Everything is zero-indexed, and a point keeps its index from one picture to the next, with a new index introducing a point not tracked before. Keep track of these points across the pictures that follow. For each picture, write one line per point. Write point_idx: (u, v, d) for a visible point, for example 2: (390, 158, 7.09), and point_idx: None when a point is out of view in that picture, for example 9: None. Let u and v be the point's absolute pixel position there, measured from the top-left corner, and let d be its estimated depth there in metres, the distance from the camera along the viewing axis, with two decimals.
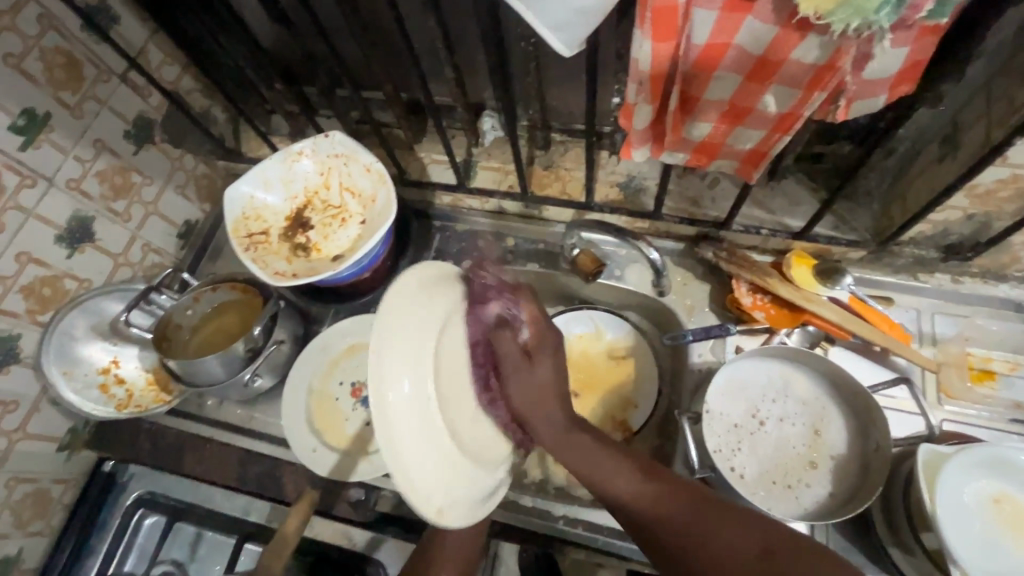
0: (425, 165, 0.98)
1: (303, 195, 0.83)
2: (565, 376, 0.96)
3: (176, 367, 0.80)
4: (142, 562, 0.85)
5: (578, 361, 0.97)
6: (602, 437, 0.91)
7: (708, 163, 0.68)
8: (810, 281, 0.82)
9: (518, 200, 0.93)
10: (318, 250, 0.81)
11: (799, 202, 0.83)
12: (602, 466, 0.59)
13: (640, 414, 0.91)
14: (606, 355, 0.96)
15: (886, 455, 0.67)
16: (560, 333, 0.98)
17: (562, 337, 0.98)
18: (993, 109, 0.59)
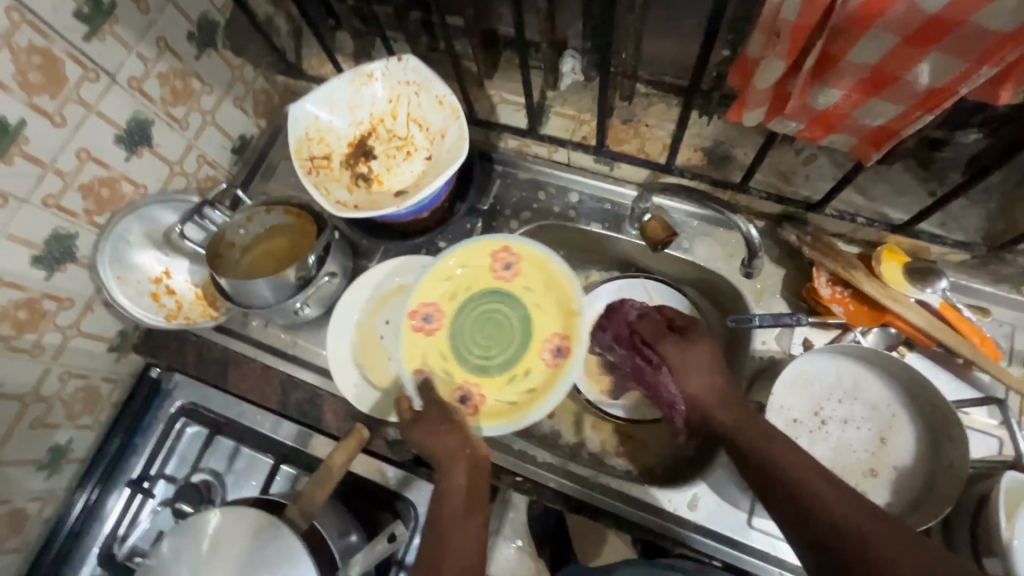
0: (494, 105, 0.91)
1: (369, 122, 0.78)
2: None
3: (229, 286, 0.79)
4: (183, 467, 0.88)
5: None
6: (643, 411, 0.89)
7: (822, 135, 0.61)
8: (899, 280, 0.76)
9: (590, 153, 0.87)
10: (379, 183, 0.77)
11: (904, 191, 0.76)
12: (757, 432, 0.65)
13: None
14: None
15: (960, 475, 0.64)
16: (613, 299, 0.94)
17: (615, 303, 0.94)
18: None
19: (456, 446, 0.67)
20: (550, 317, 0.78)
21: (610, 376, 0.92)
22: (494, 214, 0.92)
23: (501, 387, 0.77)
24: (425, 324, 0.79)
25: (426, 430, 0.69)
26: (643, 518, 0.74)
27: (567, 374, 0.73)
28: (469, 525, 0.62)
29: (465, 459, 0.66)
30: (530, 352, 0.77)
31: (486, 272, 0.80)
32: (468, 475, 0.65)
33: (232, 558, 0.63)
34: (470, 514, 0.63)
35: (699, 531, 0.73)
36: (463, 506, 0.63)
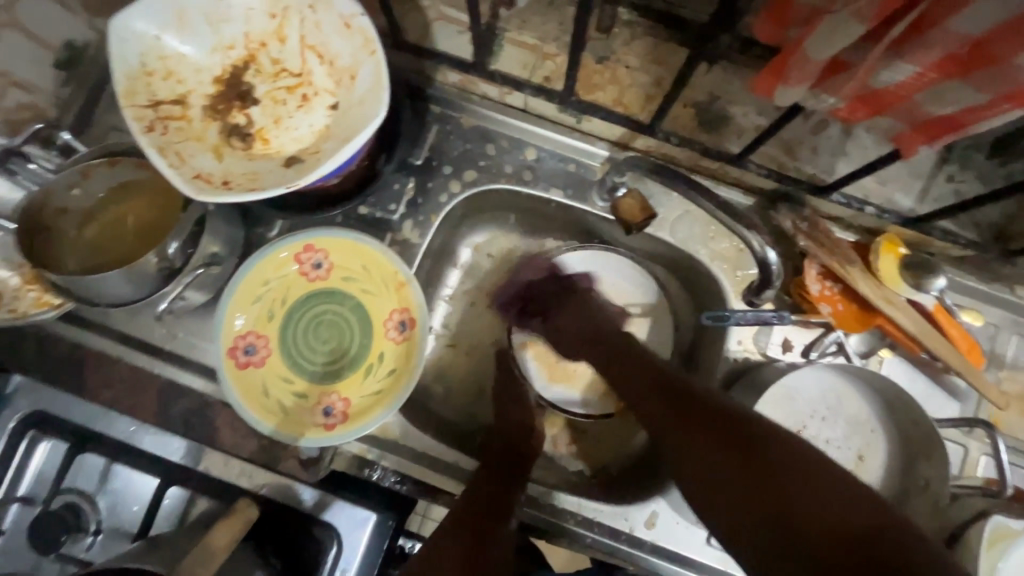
0: (428, 22, 0.68)
1: (243, 47, 0.54)
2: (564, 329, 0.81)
3: (60, 280, 0.58)
4: (42, 487, 0.70)
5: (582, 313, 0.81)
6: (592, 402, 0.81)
7: (864, 117, 0.46)
8: (894, 276, 0.67)
9: (553, 101, 0.67)
10: (263, 139, 0.55)
11: (921, 174, 0.64)
12: (669, 399, 0.59)
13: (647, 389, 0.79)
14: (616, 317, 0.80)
15: (936, 500, 0.59)
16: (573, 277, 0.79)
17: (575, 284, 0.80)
18: None
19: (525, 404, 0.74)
20: (382, 296, 0.69)
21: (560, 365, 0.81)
22: (430, 172, 0.73)
23: (359, 382, 0.68)
24: (252, 354, 0.66)
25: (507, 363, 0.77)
26: (596, 540, 0.67)
27: (421, 344, 0.67)
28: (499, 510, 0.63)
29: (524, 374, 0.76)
30: (375, 336, 0.69)
31: (279, 273, 0.68)
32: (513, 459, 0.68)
33: None
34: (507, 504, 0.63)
35: (656, 551, 0.67)
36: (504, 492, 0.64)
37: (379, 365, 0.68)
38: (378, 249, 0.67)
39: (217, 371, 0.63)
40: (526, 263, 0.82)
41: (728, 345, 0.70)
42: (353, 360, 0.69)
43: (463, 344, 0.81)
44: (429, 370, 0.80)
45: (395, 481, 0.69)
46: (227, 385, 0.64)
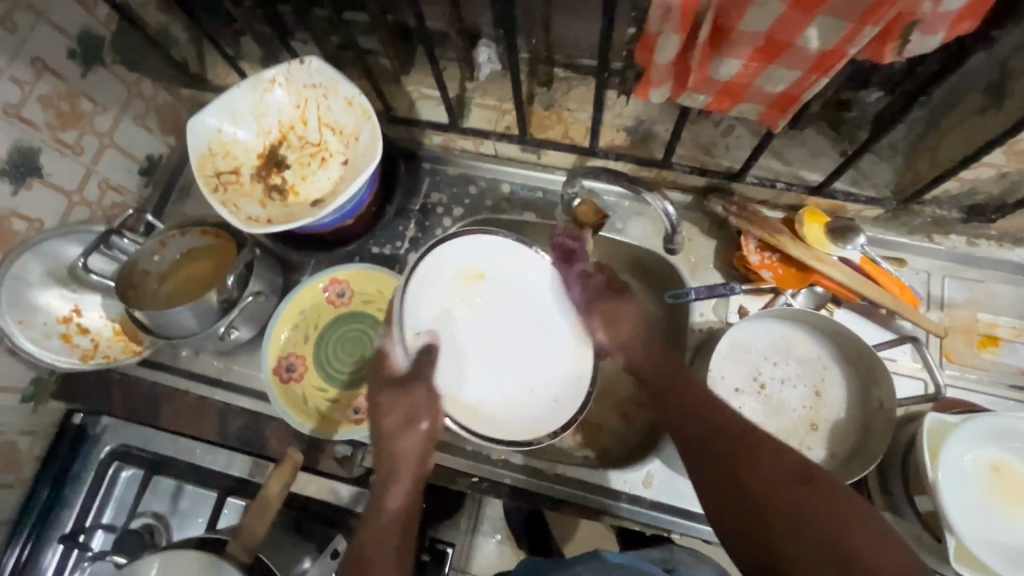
0: (413, 101, 0.89)
1: (278, 131, 0.74)
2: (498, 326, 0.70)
3: (146, 319, 0.74)
4: (122, 514, 0.83)
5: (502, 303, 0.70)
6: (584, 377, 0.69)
7: (731, 106, 0.62)
8: (821, 240, 0.78)
9: (515, 142, 0.86)
10: (295, 193, 0.73)
11: (820, 153, 0.78)
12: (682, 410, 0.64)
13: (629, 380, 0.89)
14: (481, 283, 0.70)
15: (890, 416, 0.66)
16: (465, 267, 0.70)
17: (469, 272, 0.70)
18: None
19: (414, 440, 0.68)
20: None
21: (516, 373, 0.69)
22: (426, 213, 0.90)
23: None
24: (292, 372, 0.81)
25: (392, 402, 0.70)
26: (600, 501, 0.74)
27: None
28: (397, 552, 0.61)
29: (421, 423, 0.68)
30: None
31: (316, 304, 0.84)
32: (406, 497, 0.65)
33: None
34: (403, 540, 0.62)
35: (655, 506, 0.74)
36: (398, 531, 0.63)
37: None
38: (388, 272, 0.83)
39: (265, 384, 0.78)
40: None
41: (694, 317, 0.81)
42: None
43: None
44: None
45: None
46: (273, 396, 0.78)
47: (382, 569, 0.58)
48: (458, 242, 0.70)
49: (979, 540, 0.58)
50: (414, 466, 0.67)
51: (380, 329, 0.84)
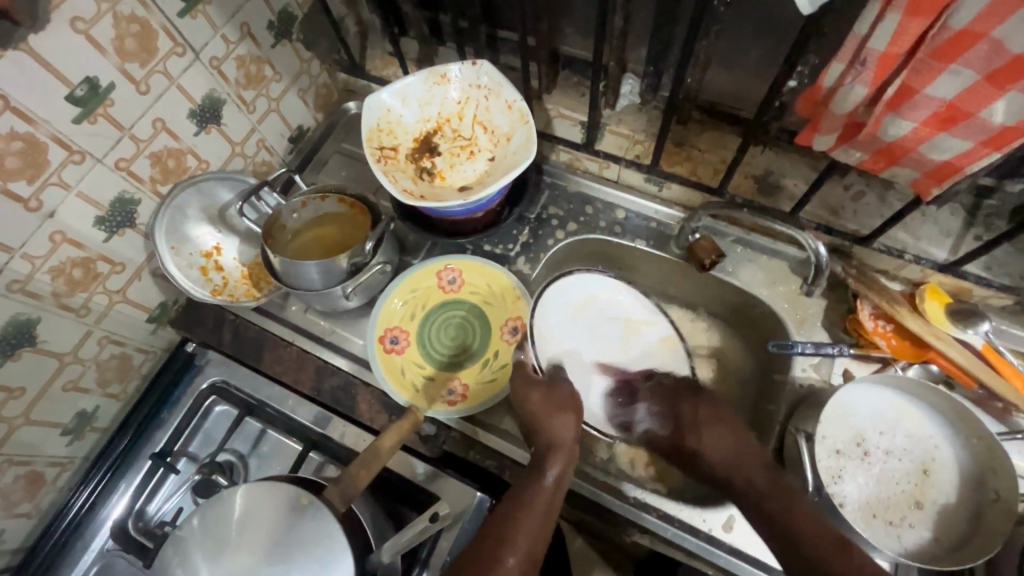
0: (550, 118, 0.96)
1: (436, 120, 0.80)
2: (568, 348, 0.88)
3: (281, 266, 0.80)
4: (207, 446, 0.87)
5: (597, 325, 0.90)
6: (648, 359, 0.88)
7: (885, 167, 0.63)
8: (942, 319, 0.77)
9: (642, 171, 0.90)
10: (442, 177, 0.79)
11: (951, 233, 0.78)
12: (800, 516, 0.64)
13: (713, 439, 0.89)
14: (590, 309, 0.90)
15: (1011, 511, 0.63)
16: (580, 297, 0.90)
17: (586, 298, 0.90)
18: None
19: (545, 486, 0.69)
20: (500, 306, 0.87)
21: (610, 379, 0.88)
22: (541, 223, 0.95)
23: (476, 373, 0.84)
24: (395, 346, 0.85)
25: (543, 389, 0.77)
26: (676, 534, 0.73)
27: (529, 346, 0.83)
28: (541, 525, 0.66)
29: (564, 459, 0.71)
30: (492, 338, 0.86)
31: (428, 288, 0.89)
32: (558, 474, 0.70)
33: (266, 534, 0.63)
34: (549, 512, 0.68)
35: (733, 552, 0.71)
36: (546, 504, 0.68)
37: (493, 360, 0.85)
38: (504, 271, 0.87)
39: (371, 351, 0.82)
40: None
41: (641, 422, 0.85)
42: (472, 356, 0.86)
43: None
44: None
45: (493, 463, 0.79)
46: (375, 364, 0.82)
47: (524, 537, 0.65)
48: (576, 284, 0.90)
49: None
50: (567, 453, 0.71)
51: (484, 322, 0.88)
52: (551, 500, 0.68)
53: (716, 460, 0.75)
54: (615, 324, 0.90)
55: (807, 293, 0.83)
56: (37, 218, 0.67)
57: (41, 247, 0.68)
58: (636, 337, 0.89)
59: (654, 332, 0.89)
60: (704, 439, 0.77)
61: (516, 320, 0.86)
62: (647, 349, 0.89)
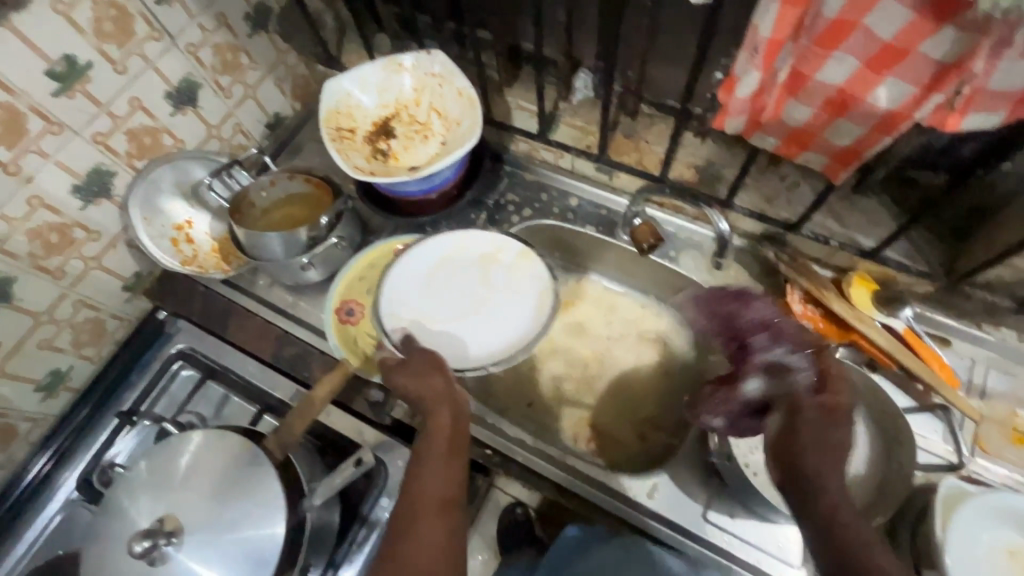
0: (509, 110, 1.01)
1: (394, 106, 0.86)
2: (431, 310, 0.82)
3: (245, 238, 0.86)
4: (172, 408, 0.93)
5: (453, 278, 0.84)
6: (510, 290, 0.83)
7: (797, 152, 0.68)
8: (867, 304, 0.81)
9: (592, 161, 0.96)
10: (396, 159, 0.85)
11: (878, 222, 0.81)
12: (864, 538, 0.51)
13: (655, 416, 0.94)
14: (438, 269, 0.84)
15: (909, 481, 0.66)
16: (434, 261, 0.85)
17: (443, 256, 0.85)
18: None
19: (440, 427, 0.64)
20: None
21: (473, 326, 0.81)
22: (498, 209, 1.00)
23: None
24: (350, 317, 0.90)
25: (406, 369, 0.70)
26: (601, 498, 0.77)
27: None
28: (450, 468, 0.62)
29: (446, 414, 0.65)
30: None
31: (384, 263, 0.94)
32: (451, 416, 0.65)
33: (207, 479, 0.67)
34: (454, 454, 0.63)
35: (654, 517, 0.75)
36: (446, 447, 0.64)
37: None
38: None
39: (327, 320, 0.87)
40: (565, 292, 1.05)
41: (748, 381, 0.68)
42: None
43: None
44: None
45: None
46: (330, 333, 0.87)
47: (432, 488, 0.60)
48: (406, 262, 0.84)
49: None
50: (447, 399, 0.66)
51: None
52: (450, 439, 0.64)
53: (805, 467, 0.56)
54: (472, 270, 0.84)
55: (717, 267, 0.91)
56: (15, 183, 0.73)
57: (18, 210, 0.74)
58: (495, 269, 0.84)
59: (509, 255, 0.84)
60: (806, 437, 0.58)
61: None
62: (506, 276, 0.83)
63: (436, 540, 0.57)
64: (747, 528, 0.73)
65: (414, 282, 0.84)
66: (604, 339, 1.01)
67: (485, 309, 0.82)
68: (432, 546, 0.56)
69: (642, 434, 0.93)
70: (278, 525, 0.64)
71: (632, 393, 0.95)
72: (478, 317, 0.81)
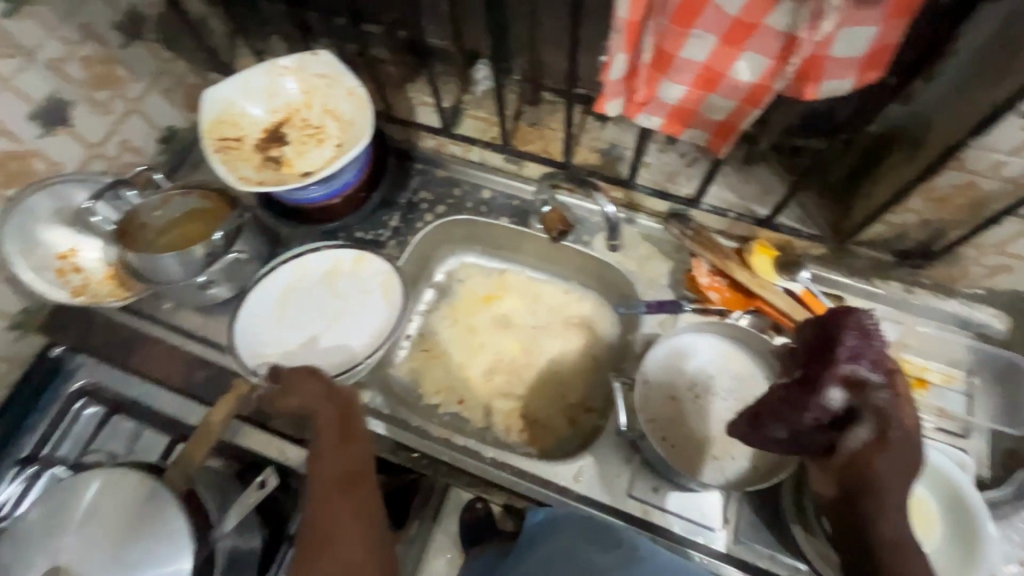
0: (413, 107, 0.99)
1: (284, 111, 0.83)
2: (296, 340, 0.87)
3: (137, 261, 0.81)
4: (76, 448, 0.87)
5: (303, 303, 0.89)
6: (362, 295, 0.89)
7: (680, 130, 0.68)
8: (770, 271, 0.83)
9: (500, 152, 0.95)
10: (289, 165, 0.82)
11: (770, 191, 0.85)
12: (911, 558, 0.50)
13: (585, 397, 0.95)
14: (287, 301, 0.88)
15: None
16: (280, 294, 0.88)
17: (287, 287, 0.89)
18: (971, 104, 0.58)
19: (326, 415, 0.65)
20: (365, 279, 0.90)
21: (337, 334, 0.87)
22: (411, 208, 0.99)
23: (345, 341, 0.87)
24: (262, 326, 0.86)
25: (283, 392, 0.67)
26: (529, 488, 0.77)
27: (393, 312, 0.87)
28: (350, 448, 0.62)
29: (332, 408, 0.65)
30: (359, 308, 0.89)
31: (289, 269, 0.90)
32: (337, 410, 0.65)
33: (106, 520, 0.64)
34: (347, 436, 0.64)
35: (582, 500, 0.76)
36: (338, 427, 0.64)
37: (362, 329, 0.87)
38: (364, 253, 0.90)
39: (237, 331, 0.83)
40: (489, 285, 1.05)
41: (829, 390, 0.54)
42: (340, 327, 0.88)
43: (436, 347, 1.00)
44: (405, 366, 0.99)
45: None
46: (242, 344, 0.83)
47: (331, 468, 0.61)
48: (246, 312, 0.85)
49: None
50: (332, 395, 0.66)
51: (350, 296, 0.89)
52: (342, 424, 0.64)
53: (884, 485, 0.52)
54: (320, 286, 0.90)
55: (615, 249, 0.91)
56: None
57: None
58: (341, 279, 0.90)
59: (348, 263, 0.90)
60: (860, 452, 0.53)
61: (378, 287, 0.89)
62: (352, 281, 0.89)
63: (350, 521, 0.57)
64: (672, 499, 0.75)
65: (264, 324, 0.86)
66: (531, 328, 1.01)
67: (343, 316, 0.88)
68: (353, 528, 0.57)
69: (573, 418, 0.94)
70: (184, 561, 0.61)
71: (560, 379, 0.96)
72: (337, 325, 0.88)
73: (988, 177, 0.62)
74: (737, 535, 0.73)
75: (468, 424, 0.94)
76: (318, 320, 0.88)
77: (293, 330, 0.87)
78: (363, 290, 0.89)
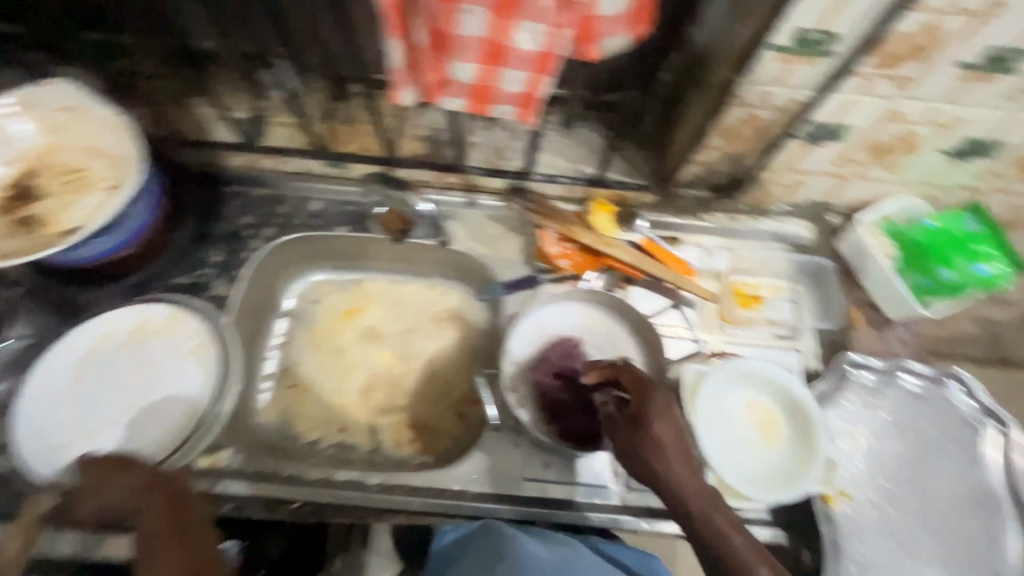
0: (207, 123, 0.87)
1: (26, 161, 0.70)
2: (102, 424, 0.74)
3: None
4: None
5: (107, 379, 0.76)
6: (178, 357, 0.78)
7: (488, 108, 0.65)
8: (610, 228, 0.86)
9: (319, 158, 0.87)
10: (50, 224, 0.67)
11: (595, 150, 0.86)
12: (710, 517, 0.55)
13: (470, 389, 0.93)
14: (84, 378, 0.76)
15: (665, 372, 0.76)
16: (74, 366, 0.76)
17: (83, 360, 0.77)
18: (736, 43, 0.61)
19: (152, 509, 0.60)
20: (175, 341, 0.79)
21: (141, 419, 0.75)
22: (233, 237, 0.88)
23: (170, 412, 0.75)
24: (54, 416, 0.73)
25: (86, 494, 0.61)
26: (423, 503, 0.75)
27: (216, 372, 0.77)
28: (184, 544, 0.58)
29: (158, 498, 0.61)
30: (179, 373, 0.77)
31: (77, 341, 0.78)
32: (165, 501, 0.60)
33: None
34: (178, 528, 0.59)
35: (478, 499, 0.75)
36: (169, 519, 0.59)
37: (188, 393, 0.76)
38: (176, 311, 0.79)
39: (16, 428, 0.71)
40: (346, 299, 0.98)
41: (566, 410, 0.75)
42: (157, 399, 0.76)
43: (303, 380, 0.92)
44: (272, 409, 0.90)
45: (229, 506, 0.74)
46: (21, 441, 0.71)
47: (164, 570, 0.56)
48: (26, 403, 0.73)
49: (735, 471, 0.65)
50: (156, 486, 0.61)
51: (163, 361, 0.78)
52: (173, 515, 0.60)
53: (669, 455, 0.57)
54: (124, 352, 0.78)
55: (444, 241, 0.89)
56: None
57: None
58: (149, 342, 0.78)
59: (157, 322, 0.79)
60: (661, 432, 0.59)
61: (194, 346, 0.79)
62: (164, 344, 0.78)
63: None
64: (564, 471, 0.77)
65: (58, 410, 0.74)
66: (400, 334, 0.96)
67: (152, 393, 0.76)
68: None
69: (462, 413, 0.91)
70: None
71: (442, 378, 0.93)
72: (144, 406, 0.76)
73: (764, 107, 0.67)
74: (629, 484, 0.76)
75: (354, 451, 0.88)
76: (129, 395, 0.76)
77: (98, 412, 0.75)
78: (178, 350, 0.78)
